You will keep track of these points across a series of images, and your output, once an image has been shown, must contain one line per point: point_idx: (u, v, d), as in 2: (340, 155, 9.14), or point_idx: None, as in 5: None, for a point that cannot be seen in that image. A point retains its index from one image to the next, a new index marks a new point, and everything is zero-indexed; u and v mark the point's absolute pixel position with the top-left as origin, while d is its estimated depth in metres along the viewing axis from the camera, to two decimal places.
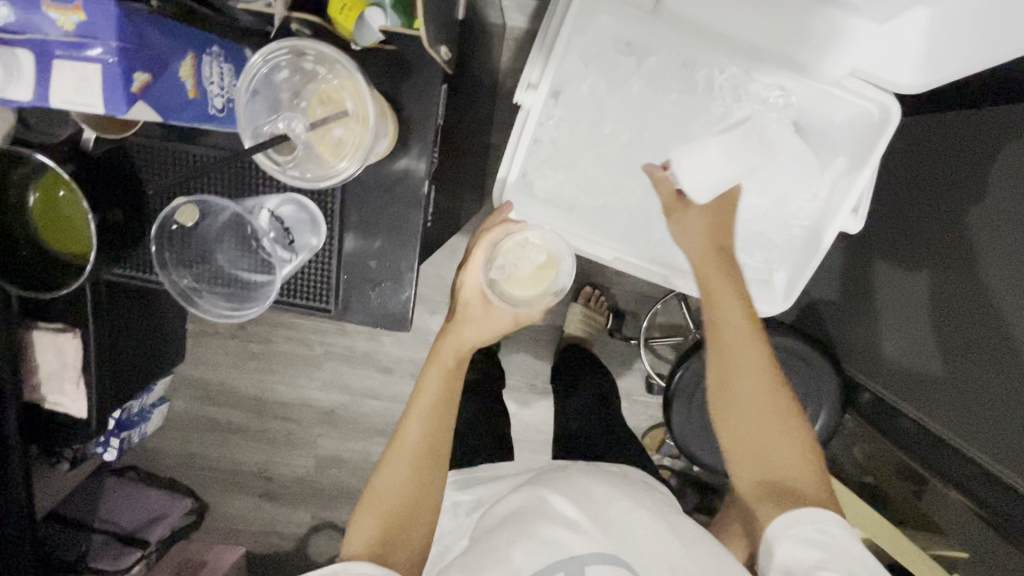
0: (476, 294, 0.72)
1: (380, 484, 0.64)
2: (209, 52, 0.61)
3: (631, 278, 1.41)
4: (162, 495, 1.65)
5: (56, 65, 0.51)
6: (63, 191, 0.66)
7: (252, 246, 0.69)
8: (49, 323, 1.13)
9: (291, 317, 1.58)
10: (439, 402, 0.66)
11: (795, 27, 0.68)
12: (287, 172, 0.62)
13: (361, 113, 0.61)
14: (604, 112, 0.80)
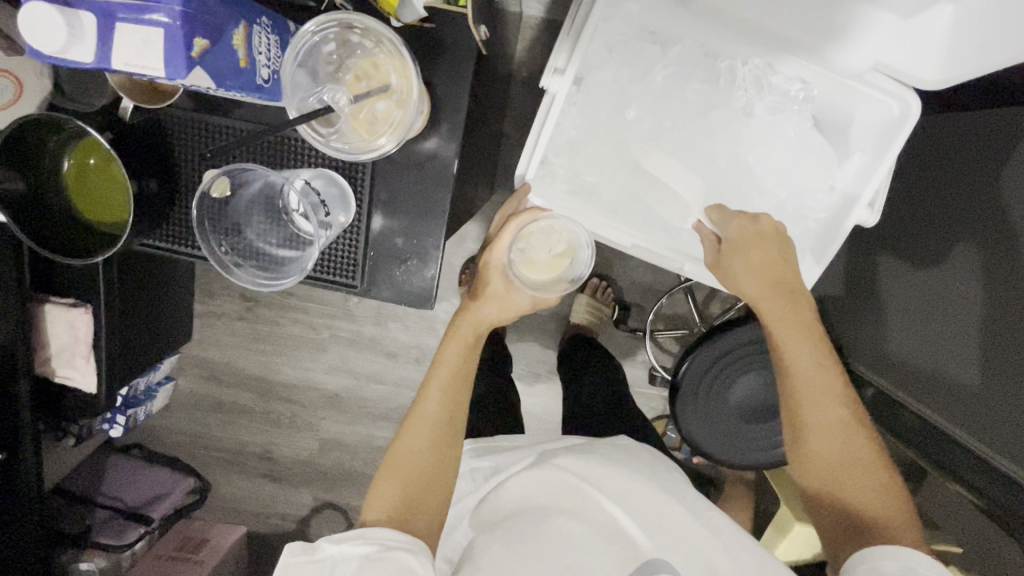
0: (496, 277, 0.81)
1: (400, 449, 0.69)
2: (258, 22, 0.58)
3: (640, 270, 1.43)
4: (165, 473, 1.67)
5: (119, 28, 0.49)
6: (96, 159, 0.67)
7: (283, 220, 0.70)
8: (61, 298, 1.14)
9: (298, 300, 1.59)
10: (457, 374, 0.74)
11: (821, 19, 0.69)
12: (330, 143, 0.63)
13: (404, 88, 0.62)
14: (628, 99, 0.81)
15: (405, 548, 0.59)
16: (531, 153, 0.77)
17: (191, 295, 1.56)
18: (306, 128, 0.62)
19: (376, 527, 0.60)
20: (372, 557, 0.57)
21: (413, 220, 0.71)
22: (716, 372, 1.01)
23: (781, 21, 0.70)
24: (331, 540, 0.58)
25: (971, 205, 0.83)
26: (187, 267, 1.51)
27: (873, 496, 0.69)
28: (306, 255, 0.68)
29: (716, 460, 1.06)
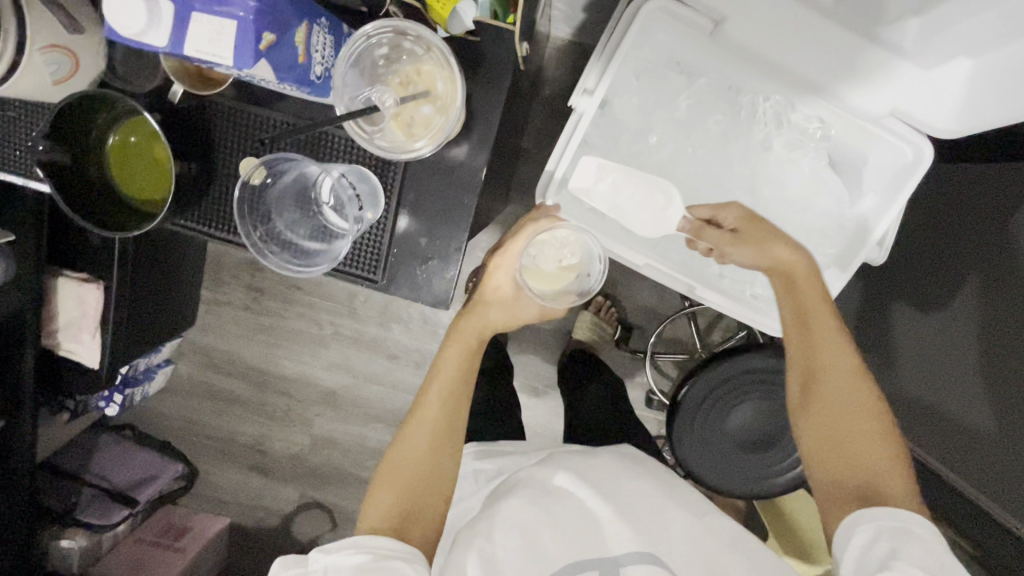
0: (506, 280, 0.79)
1: (399, 455, 0.69)
2: (318, 22, 0.59)
3: (644, 293, 1.44)
4: (154, 456, 1.66)
5: (193, 17, 0.51)
6: (138, 136, 0.68)
7: (313, 210, 0.73)
8: (75, 272, 1.15)
9: (304, 294, 1.60)
10: (457, 379, 0.73)
11: (847, 64, 0.70)
12: (374, 141, 0.65)
13: (449, 95, 0.65)
14: (651, 123, 0.84)
15: (399, 556, 0.59)
16: (555, 167, 0.79)
17: (199, 280, 1.57)
18: (355, 124, 0.64)
19: (371, 536, 0.60)
20: (365, 566, 0.57)
21: (438, 223, 0.72)
22: (718, 395, 1.02)
23: (805, 66, 0.72)
24: (324, 550, 0.58)
25: (983, 256, 0.85)
26: (197, 252, 1.52)
27: (880, 464, 0.64)
28: (336, 247, 0.71)
29: (711, 485, 1.07)
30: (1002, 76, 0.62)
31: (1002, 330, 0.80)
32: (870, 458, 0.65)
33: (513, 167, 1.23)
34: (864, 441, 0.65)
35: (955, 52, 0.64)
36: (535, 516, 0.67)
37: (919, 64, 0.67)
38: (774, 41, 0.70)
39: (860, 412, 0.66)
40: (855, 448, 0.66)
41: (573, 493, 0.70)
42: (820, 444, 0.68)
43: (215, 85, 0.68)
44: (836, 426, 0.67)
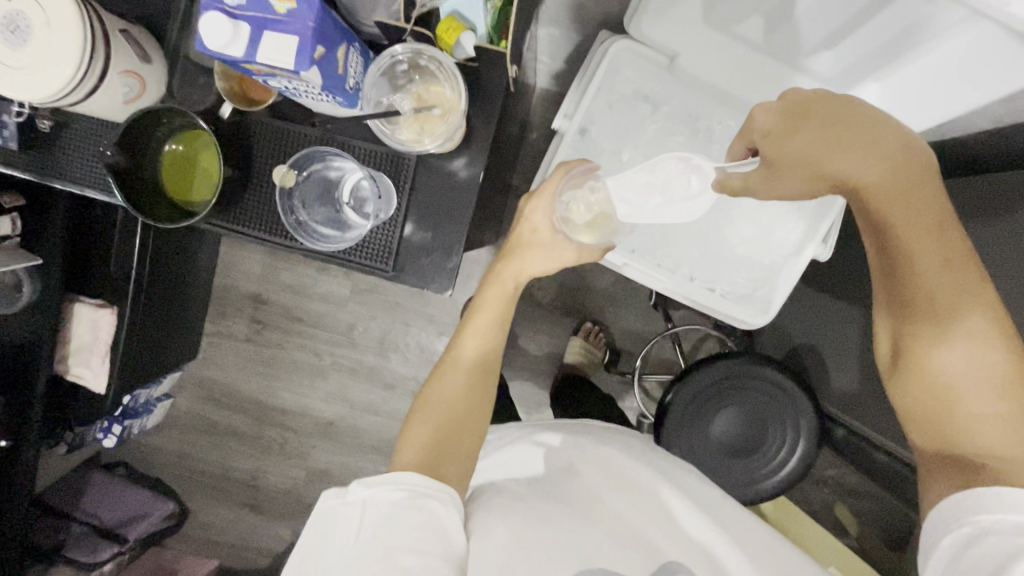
0: (545, 225, 0.80)
1: (437, 386, 0.72)
2: (353, 44, 0.62)
3: (631, 318, 1.53)
4: (146, 494, 1.66)
5: (265, 33, 0.54)
6: (184, 145, 0.71)
7: (328, 201, 0.77)
8: (91, 299, 1.21)
9: (304, 326, 1.66)
10: (496, 318, 0.77)
11: (770, 87, 0.73)
12: (393, 135, 0.71)
13: (456, 99, 0.69)
14: (625, 142, 0.94)
15: (435, 497, 0.60)
16: (541, 175, 0.91)
17: (203, 314, 1.63)
18: (380, 121, 0.69)
19: (410, 475, 0.61)
20: (402, 503, 0.58)
21: (441, 219, 0.75)
22: (705, 396, 1.09)
23: (742, 90, 0.75)
24: (363, 481, 0.60)
25: None
26: (204, 286, 1.59)
27: (987, 423, 0.62)
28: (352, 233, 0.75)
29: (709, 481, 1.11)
30: (910, 93, 0.66)
31: None
32: (976, 416, 0.62)
33: (504, 199, 1.34)
34: (979, 398, 0.62)
35: (863, 75, 0.67)
36: (568, 522, 0.68)
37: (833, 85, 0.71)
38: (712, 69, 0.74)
39: (981, 373, 0.62)
40: (961, 405, 0.63)
41: (610, 506, 0.74)
42: (918, 400, 0.66)
43: (257, 104, 0.71)
44: (936, 382, 0.64)
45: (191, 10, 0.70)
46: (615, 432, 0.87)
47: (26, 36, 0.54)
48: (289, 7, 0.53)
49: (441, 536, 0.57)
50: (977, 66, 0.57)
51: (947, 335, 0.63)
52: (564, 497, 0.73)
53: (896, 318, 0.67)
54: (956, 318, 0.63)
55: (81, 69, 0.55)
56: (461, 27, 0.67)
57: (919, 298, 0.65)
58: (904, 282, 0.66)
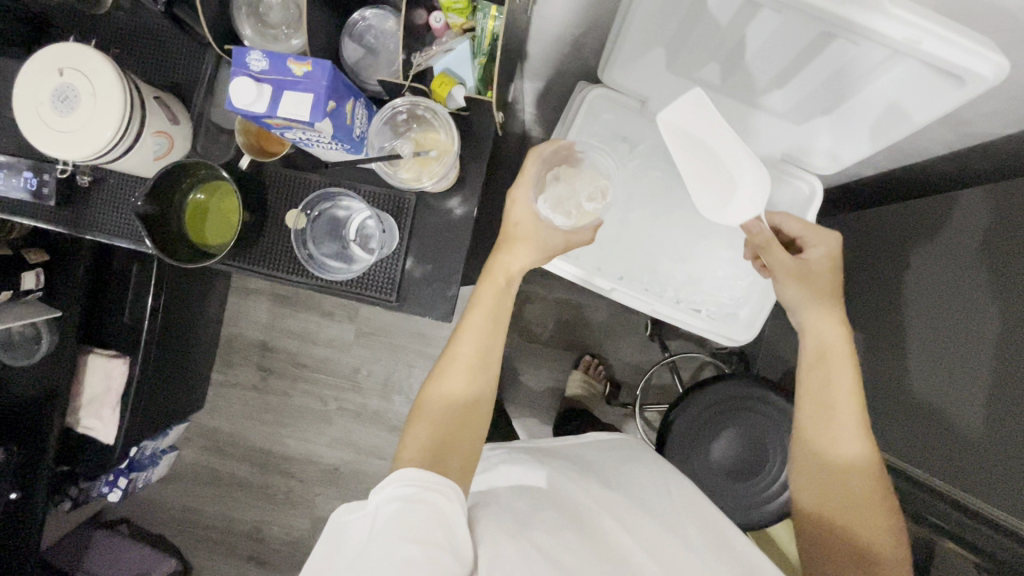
0: (527, 213, 0.78)
1: (440, 386, 0.74)
2: (360, 98, 0.70)
3: (629, 350, 1.57)
4: (148, 552, 1.63)
5: (283, 92, 0.61)
6: (205, 194, 0.77)
7: (335, 233, 0.83)
8: (104, 349, 1.26)
9: (309, 372, 1.69)
10: (489, 314, 0.76)
11: (735, 124, 0.81)
12: (395, 174, 0.77)
13: (448, 143, 0.76)
14: None
15: (440, 493, 0.64)
16: None
17: (210, 364, 1.66)
18: (383, 164, 0.75)
19: (415, 470, 0.65)
20: (409, 498, 0.62)
21: (438, 253, 0.81)
22: (702, 421, 1.11)
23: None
24: (376, 491, 0.64)
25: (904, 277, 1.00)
26: (212, 337, 1.63)
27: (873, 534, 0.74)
28: (357, 263, 0.81)
29: (717, 499, 1.11)
30: (853, 126, 0.74)
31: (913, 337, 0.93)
32: (869, 529, 0.74)
33: None
34: (856, 510, 0.75)
35: (813, 112, 0.75)
36: (546, 540, 0.67)
37: (789, 120, 0.79)
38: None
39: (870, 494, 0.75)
40: (854, 521, 0.75)
41: (601, 528, 0.71)
42: (822, 514, 0.78)
43: (273, 155, 0.79)
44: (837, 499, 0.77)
45: (217, 79, 0.79)
46: (627, 464, 0.85)
47: (73, 105, 0.61)
48: (304, 70, 0.61)
49: (447, 531, 0.61)
50: (908, 99, 0.64)
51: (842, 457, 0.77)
52: (558, 513, 0.72)
53: (810, 443, 0.80)
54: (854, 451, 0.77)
55: (121, 129, 0.62)
56: (455, 82, 0.72)
57: (823, 415, 0.78)
58: (817, 403, 0.79)
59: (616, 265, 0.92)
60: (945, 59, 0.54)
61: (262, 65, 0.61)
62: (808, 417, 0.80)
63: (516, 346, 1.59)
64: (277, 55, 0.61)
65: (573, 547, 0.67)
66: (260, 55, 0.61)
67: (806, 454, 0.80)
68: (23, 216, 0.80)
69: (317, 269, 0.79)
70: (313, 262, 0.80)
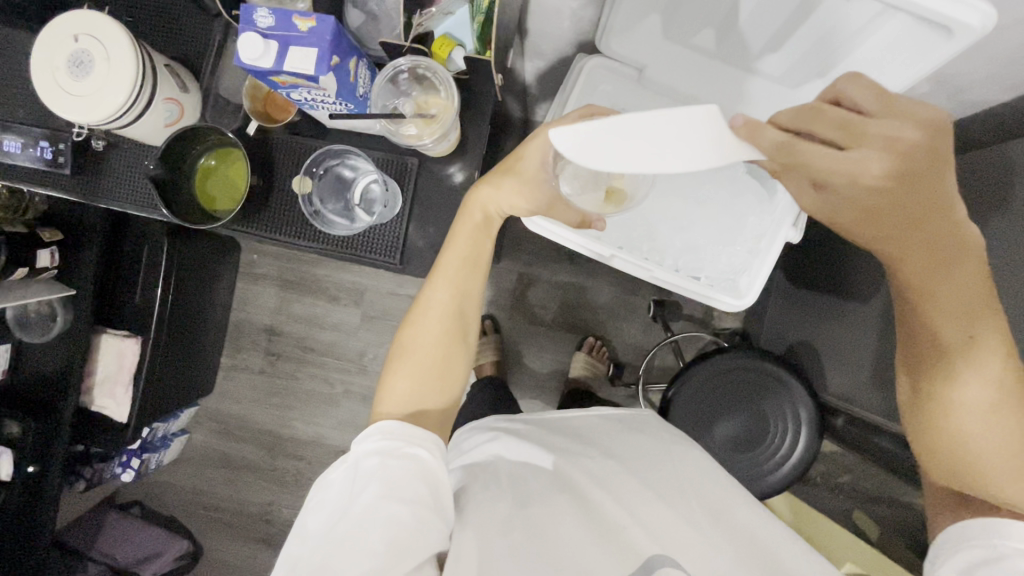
0: (533, 157, 0.71)
1: (413, 334, 0.73)
2: (363, 58, 0.72)
3: (631, 331, 1.58)
4: (161, 533, 1.66)
5: (289, 47, 0.63)
6: (215, 160, 0.80)
7: (343, 193, 0.85)
8: (115, 330, 1.29)
9: (317, 355, 1.71)
10: (465, 263, 0.75)
11: (730, 89, 0.82)
12: (397, 133, 0.76)
13: (450, 101, 0.76)
14: None
15: (424, 446, 0.65)
16: None
17: (220, 349, 1.69)
18: (386, 123, 0.75)
19: (397, 424, 0.66)
20: (390, 452, 0.64)
21: (440, 221, 0.84)
22: (705, 393, 1.12)
23: (704, 94, 0.83)
24: (358, 441, 0.66)
25: None
26: (220, 322, 1.66)
27: (1001, 469, 0.63)
28: (360, 222, 0.83)
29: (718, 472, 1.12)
30: None
31: None
32: (994, 465, 0.63)
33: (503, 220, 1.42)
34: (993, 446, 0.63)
35: (808, 74, 0.76)
36: (537, 517, 0.67)
37: (785, 84, 0.80)
38: (679, 76, 0.82)
39: (997, 429, 0.62)
40: (975, 455, 0.64)
41: (593, 499, 0.70)
42: (934, 449, 0.68)
43: (277, 122, 0.81)
44: (946, 438, 0.66)
45: (223, 52, 0.81)
46: (626, 433, 0.84)
47: (88, 69, 0.64)
48: (309, 25, 0.63)
49: (433, 486, 0.64)
50: (902, 55, 0.65)
51: (957, 404, 0.64)
52: (553, 487, 0.72)
53: (914, 371, 0.68)
54: (977, 381, 0.63)
55: (134, 91, 0.64)
56: (455, 44, 0.76)
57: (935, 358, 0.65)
58: (918, 341, 0.67)
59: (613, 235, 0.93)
60: (936, 10, 0.55)
61: (267, 20, 0.63)
62: (909, 342, 0.68)
63: (520, 328, 1.61)
64: (283, 10, 0.62)
65: (564, 532, 0.65)
66: (267, 12, 0.63)
67: (908, 385, 0.69)
68: (39, 186, 0.83)
69: (321, 224, 0.81)
70: (318, 216, 0.81)
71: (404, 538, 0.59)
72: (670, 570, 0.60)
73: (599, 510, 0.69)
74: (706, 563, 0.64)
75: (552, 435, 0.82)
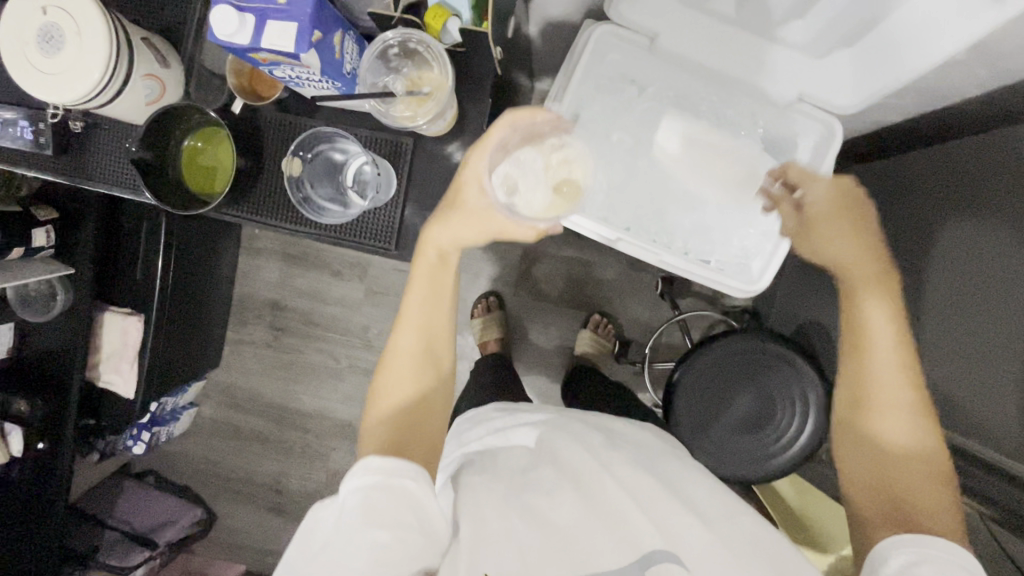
0: (473, 191, 0.71)
1: (383, 385, 0.72)
2: (349, 32, 0.68)
3: (639, 308, 1.55)
4: (175, 501, 1.72)
5: (268, 23, 0.59)
6: (203, 142, 0.76)
7: (338, 178, 0.81)
8: (118, 307, 1.28)
9: (321, 330, 1.71)
10: (427, 302, 0.73)
11: (746, 58, 0.77)
12: (386, 114, 0.72)
13: (442, 83, 0.72)
14: (612, 122, 0.88)
15: (407, 476, 0.63)
16: None
17: (224, 323, 1.69)
18: (375, 102, 0.71)
19: (377, 459, 0.64)
20: (371, 486, 0.62)
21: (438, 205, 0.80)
22: (711, 376, 1.10)
23: (722, 65, 0.79)
24: (341, 485, 0.64)
25: (926, 226, 0.91)
26: (225, 296, 1.65)
27: (914, 481, 0.64)
28: (353, 206, 0.79)
29: (717, 458, 1.11)
30: (875, 59, 0.71)
31: (924, 278, 0.89)
32: (910, 476, 0.64)
33: None
34: (906, 456, 0.66)
35: (834, 44, 0.72)
36: (539, 503, 0.67)
37: (807, 54, 0.76)
38: (692, 46, 0.78)
39: (907, 437, 0.67)
40: (895, 465, 0.66)
41: (596, 487, 0.68)
42: (867, 466, 0.68)
43: (263, 100, 0.76)
44: (874, 446, 0.68)
45: (207, 22, 0.76)
46: (629, 429, 0.83)
47: (59, 45, 0.60)
48: None
49: (421, 515, 0.61)
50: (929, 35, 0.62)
51: (880, 408, 0.69)
52: (554, 476, 0.70)
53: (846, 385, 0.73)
54: (898, 387, 0.69)
55: (110, 70, 0.61)
56: (450, 13, 0.70)
57: (867, 352, 0.71)
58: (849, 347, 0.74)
59: (618, 217, 0.89)
60: None
61: None
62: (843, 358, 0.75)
63: (524, 303, 1.58)
64: None
65: (562, 526, 0.64)
66: None
67: (840, 398, 0.74)
68: (27, 166, 0.80)
69: (315, 213, 0.78)
70: (308, 207, 0.79)
71: (389, 557, 0.58)
72: (671, 566, 0.60)
73: (605, 501, 0.67)
74: (714, 553, 0.61)
75: (551, 419, 0.79)
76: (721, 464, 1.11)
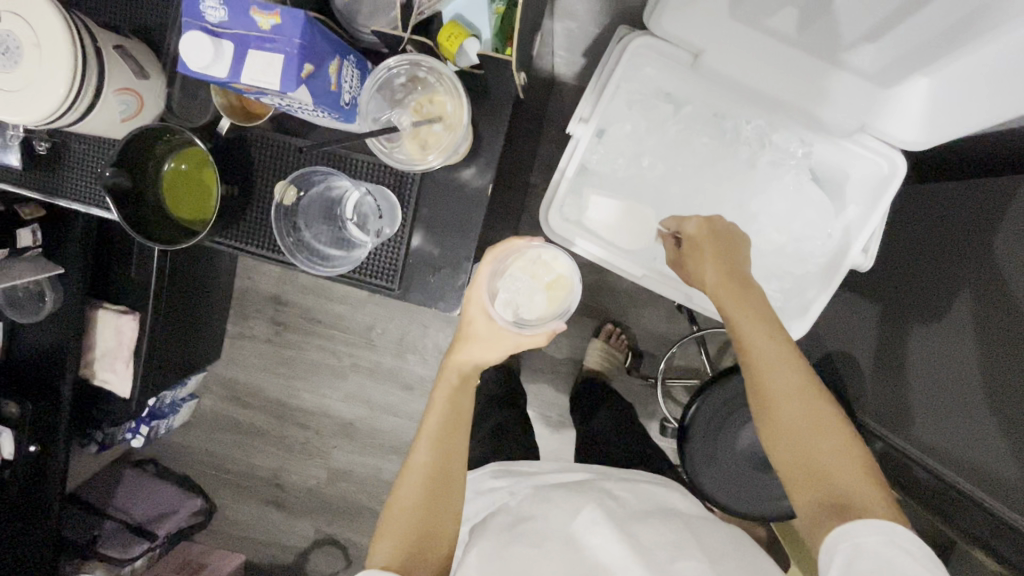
0: (479, 313, 0.73)
1: (394, 501, 0.71)
2: (349, 58, 0.64)
3: (654, 320, 1.48)
4: (175, 492, 1.70)
5: (250, 53, 0.57)
6: (185, 163, 0.74)
7: (337, 222, 0.78)
8: (113, 304, 1.22)
9: (324, 327, 1.65)
10: (448, 417, 0.74)
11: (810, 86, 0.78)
12: (392, 155, 0.70)
13: (454, 118, 0.69)
14: (643, 148, 0.93)
15: None
16: (562, 175, 0.85)
17: (225, 316, 1.65)
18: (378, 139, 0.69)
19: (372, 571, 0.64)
20: None
21: (448, 237, 0.76)
22: (727, 410, 1.03)
23: (778, 89, 0.79)
24: None
25: (963, 256, 0.84)
26: (225, 288, 1.60)
27: (839, 468, 0.62)
28: (353, 247, 0.76)
29: (730, 496, 1.06)
30: (961, 87, 0.69)
31: (953, 310, 0.83)
32: (834, 464, 0.62)
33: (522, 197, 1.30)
34: (819, 447, 0.63)
35: (910, 71, 0.71)
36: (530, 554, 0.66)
37: (876, 83, 0.76)
38: (751, 68, 0.78)
39: (815, 425, 0.64)
40: (819, 456, 0.63)
41: (585, 539, 0.68)
42: (790, 464, 0.65)
43: (257, 118, 0.73)
44: (793, 442, 0.64)
45: None
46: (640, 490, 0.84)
47: (17, 58, 0.60)
48: (272, 23, 0.55)
49: None
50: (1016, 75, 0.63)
51: (785, 406, 0.65)
52: (553, 528, 0.70)
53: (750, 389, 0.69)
54: (793, 376, 0.66)
55: (73, 89, 0.61)
56: (467, 35, 0.65)
57: (761, 363, 0.67)
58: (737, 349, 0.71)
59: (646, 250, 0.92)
60: None
61: (226, 20, 0.57)
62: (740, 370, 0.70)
63: None
64: (241, 9, 0.56)
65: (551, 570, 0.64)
66: (222, 6, 0.56)
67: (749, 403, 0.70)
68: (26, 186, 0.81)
69: (317, 261, 0.76)
70: (311, 256, 0.76)
71: None
72: None
73: (593, 548, 0.67)
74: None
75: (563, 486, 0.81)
76: (732, 500, 1.06)
